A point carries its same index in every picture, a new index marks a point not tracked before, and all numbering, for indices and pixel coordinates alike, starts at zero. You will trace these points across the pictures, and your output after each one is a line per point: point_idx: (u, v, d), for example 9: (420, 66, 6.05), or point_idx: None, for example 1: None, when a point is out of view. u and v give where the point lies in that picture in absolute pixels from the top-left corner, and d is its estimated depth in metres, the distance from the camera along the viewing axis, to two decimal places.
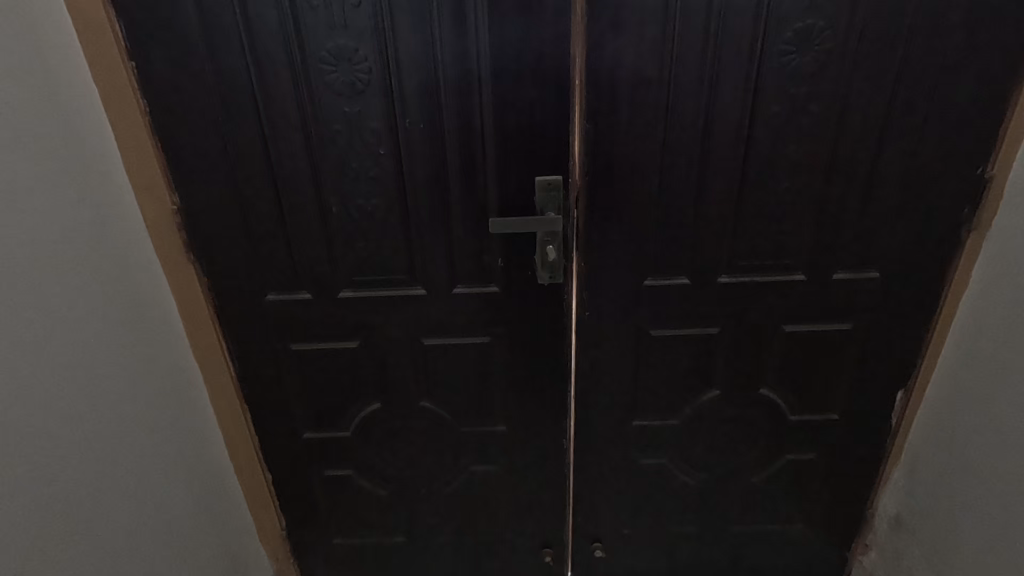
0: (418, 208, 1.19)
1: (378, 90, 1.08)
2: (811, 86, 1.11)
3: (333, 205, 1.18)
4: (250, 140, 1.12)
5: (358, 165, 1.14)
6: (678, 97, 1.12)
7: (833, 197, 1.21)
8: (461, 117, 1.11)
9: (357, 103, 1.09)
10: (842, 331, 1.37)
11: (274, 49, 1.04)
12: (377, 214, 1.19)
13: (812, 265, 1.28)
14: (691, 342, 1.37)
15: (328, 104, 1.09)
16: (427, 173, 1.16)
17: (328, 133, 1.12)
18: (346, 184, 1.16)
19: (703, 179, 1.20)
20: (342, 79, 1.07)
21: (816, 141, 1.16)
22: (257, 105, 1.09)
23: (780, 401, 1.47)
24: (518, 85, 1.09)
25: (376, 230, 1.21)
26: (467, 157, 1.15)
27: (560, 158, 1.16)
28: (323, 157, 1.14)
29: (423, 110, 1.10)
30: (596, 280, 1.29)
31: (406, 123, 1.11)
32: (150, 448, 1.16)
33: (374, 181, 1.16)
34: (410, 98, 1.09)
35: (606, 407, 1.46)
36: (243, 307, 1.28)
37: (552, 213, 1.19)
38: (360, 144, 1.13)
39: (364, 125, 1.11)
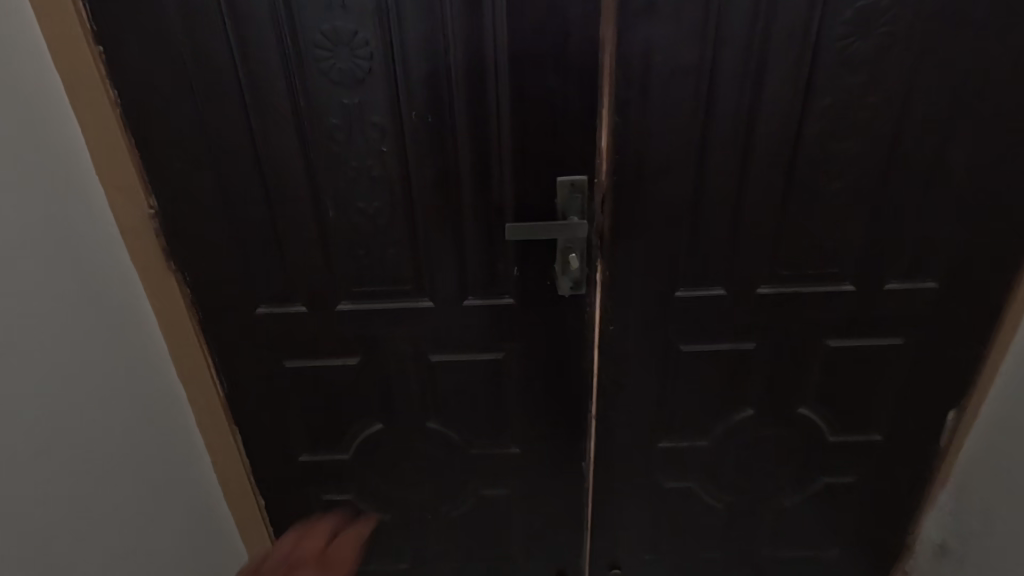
0: (425, 212, 1.07)
1: (380, 79, 0.95)
2: (870, 75, 0.98)
3: (329, 209, 1.05)
4: (236, 136, 0.99)
5: (358, 163, 1.01)
6: (719, 87, 0.99)
7: (889, 199, 1.08)
8: (474, 110, 0.99)
9: (356, 94, 0.96)
10: (890, 346, 1.24)
11: (262, 32, 0.91)
12: (379, 220, 1.07)
13: (861, 274, 1.16)
14: (723, 358, 1.25)
15: (323, 94, 0.96)
16: (435, 173, 1.03)
17: (323, 128, 0.99)
18: (344, 184, 1.03)
19: (744, 179, 1.07)
20: (338, 65, 0.94)
21: (873, 136, 1.03)
22: (244, 97, 0.96)
23: (820, 421, 1.34)
24: (539, 73, 0.96)
25: (378, 236, 1.08)
26: (480, 155, 1.02)
27: (584, 157, 1.04)
28: (318, 154, 1.01)
29: (431, 101, 0.97)
30: (622, 291, 1.17)
31: (413, 116, 0.98)
32: (131, 477, 1.04)
33: (376, 182, 1.03)
34: (416, 87, 0.96)
35: (628, 427, 1.34)
36: (231, 322, 1.16)
37: (575, 218, 1.07)
38: (359, 140, 1.00)
39: (365, 118, 0.98)
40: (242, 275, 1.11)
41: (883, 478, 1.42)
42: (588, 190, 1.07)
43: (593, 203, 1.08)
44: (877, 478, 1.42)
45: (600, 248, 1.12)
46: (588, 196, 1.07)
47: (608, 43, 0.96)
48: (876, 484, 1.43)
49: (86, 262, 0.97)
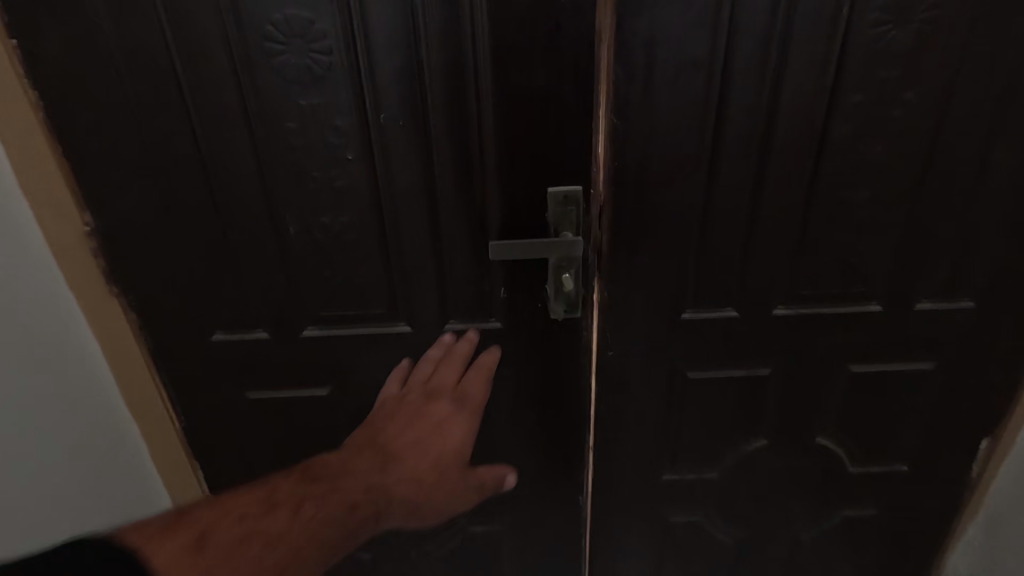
0: (399, 228, 0.94)
1: (342, 76, 0.82)
2: (907, 70, 0.85)
3: (290, 224, 0.93)
4: (178, 142, 0.86)
5: (321, 172, 0.89)
6: (733, 86, 0.87)
7: (923, 210, 0.96)
8: (452, 112, 0.86)
9: (316, 94, 0.83)
10: (920, 370, 1.12)
11: (203, 21, 0.79)
12: (347, 236, 0.94)
13: (890, 292, 1.04)
14: (735, 384, 1.13)
15: (277, 94, 0.83)
16: (409, 183, 0.91)
17: (279, 133, 0.86)
18: (306, 197, 0.91)
19: (760, 189, 0.94)
20: (293, 60, 0.81)
21: (907, 139, 0.90)
22: (185, 98, 0.83)
23: (841, 451, 1.22)
24: (526, 69, 0.84)
25: (347, 254, 0.96)
26: (459, 162, 0.90)
27: (578, 165, 0.91)
28: (274, 163, 0.88)
29: (403, 102, 0.85)
30: (622, 313, 1.04)
31: (382, 119, 0.86)
32: (20, 485, 0.87)
33: (342, 194, 0.91)
34: (385, 86, 0.84)
35: (630, 458, 1.22)
36: (185, 349, 1.04)
37: (570, 234, 0.94)
38: (321, 147, 0.87)
39: (327, 122, 0.85)
40: (194, 298, 0.99)
41: (908, 510, 1.30)
42: (583, 202, 0.94)
43: (589, 216, 0.96)
44: (902, 510, 1.30)
45: (597, 265, 1.01)
46: (584, 209, 0.95)
47: (605, 35, 0.83)
48: (900, 516, 1.31)
49: (3, 291, 0.85)
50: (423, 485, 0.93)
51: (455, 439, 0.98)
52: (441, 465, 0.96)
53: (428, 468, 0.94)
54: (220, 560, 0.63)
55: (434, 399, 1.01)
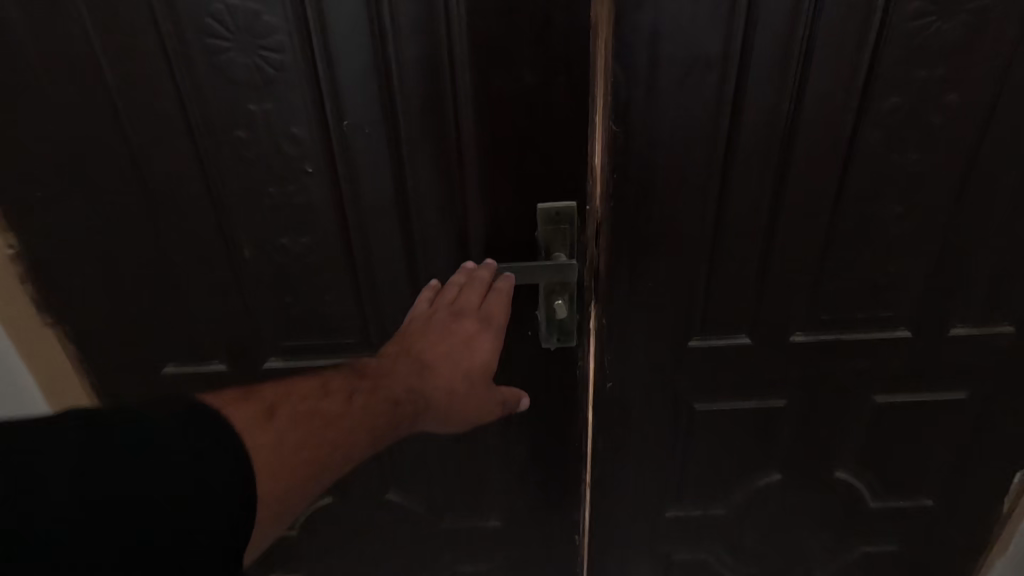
0: (370, 248, 0.83)
1: (298, 77, 0.71)
2: (951, 69, 0.74)
3: (244, 245, 0.82)
4: (110, 151, 0.75)
5: (277, 186, 0.78)
6: (750, 87, 0.76)
7: (962, 227, 0.85)
8: (427, 118, 0.75)
9: (268, 98, 0.72)
10: (951, 400, 1.01)
11: (130, 12, 0.67)
12: (311, 257, 0.83)
13: (921, 316, 0.93)
14: (747, 416, 1.02)
15: (223, 99, 0.72)
16: (379, 199, 0.80)
17: (227, 144, 0.75)
18: (262, 215, 0.80)
19: (779, 203, 0.83)
20: (239, 59, 0.70)
21: (946, 147, 0.79)
22: (115, 101, 0.72)
23: (862, 485, 1.11)
24: (511, 69, 0.72)
25: (312, 278, 0.85)
26: (437, 175, 0.79)
27: (572, 178, 0.80)
28: (223, 176, 0.77)
29: (370, 107, 0.74)
30: (621, 340, 0.94)
31: (345, 126, 0.75)
32: None
33: (303, 210, 0.79)
34: (347, 89, 0.72)
35: (631, 494, 1.11)
36: (132, 382, 0.92)
37: (562, 256, 0.83)
38: (277, 159, 0.76)
39: (282, 130, 0.74)
40: (139, 326, 0.88)
41: (933, 546, 1.19)
42: (578, 219, 0.83)
43: (585, 234, 0.85)
44: (926, 546, 1.19)
45: (594, 288, 0.90)
46: (578, 227, 0.84)
47: (602, 31, 0.73)
48: (924, 552, 1.21)
49: None
50: (456, 402, 0.77)
51: (481, 363, 0.78)
52: (472, 388, 0.78)
53: (461, 385, 0.77)
54: (287, 431, 0.58)
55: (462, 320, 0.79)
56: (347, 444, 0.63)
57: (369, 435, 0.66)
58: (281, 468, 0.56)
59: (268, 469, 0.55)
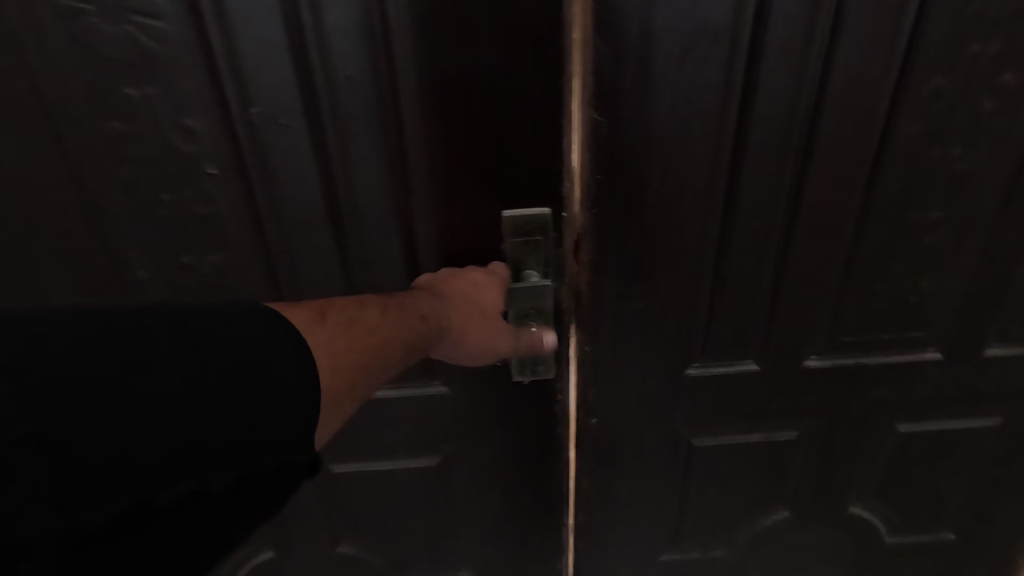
0: (298, 267, 0.68)
1: (184, 50, 0.55)
2: (1011, 41, 0.60)
3: (137, 266, 0.66)
4: None
5: (172, 192, 0.62)
6: (763, 65, 0.61)
7: (1010, 232, 0.72)
8: (359, 106, 0.59)
9: (148, 78, 0.56)
10: (982, 428, 0.89)
11: None
12: (224, 280, 0.68)
13: (954, 336, 0.80)
14: (752, 450, 0.89)
15: (88, 80, 0.55)
16: (305, 208, 0.64)
17: (101, 139, 0.58)
18: (156, 228, 0.63)
19: (796, 207, 0.69)
20: (101, 26, 0.53)
21: (996, 139, 0.66)
22: None
23: (879, 521, 0.99)
24: (465, 41, 0.57)
25: (228, 304, 0.69)
26: (377, 177, 0.63)
27: (544, 181, 0.65)
28: (100, 180, 0.60)
29: (284, 91, 0.58)
30: (607, 368, 0.80)
31: (253, 114, 0.58)
32: None
33: (209, 221, 0.64)
34: (252, 67, 0.56)
35: (621, 537, 0.97)
36: None
37: (534, 274, 0.69)
38: (168, 157, 0.60)
39: (172, 121, 0.58)
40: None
41: None
42: (553, 230, 0.69)
43: (562, 248, 0.71)
44: None
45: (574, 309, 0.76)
46: (554, 239, 0.69)
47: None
48: None
49: None
50: (475, 335, 0.65)
51: (494, 298, 0.67)
52: (488, 320, 0.66)
53: (478, 319, 0.65)
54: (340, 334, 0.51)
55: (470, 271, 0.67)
56: (392, 351, 0.55)
57: (407, 345, 0.57)
58: (340, 361, 0.49)
59: (325, 360, 0.48)
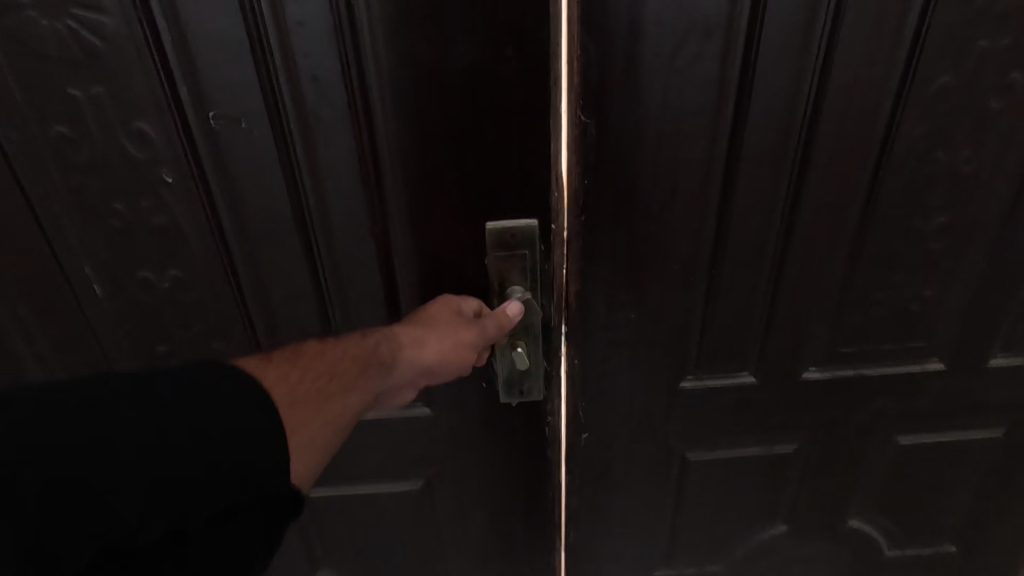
0: (265, 279, 0.64)
1: (134, 49, 0.52)
2: (1019, 39, 0.57)
3: (93, 277, 0.63)
4: None
5: (127, 200, 0.59)
6: (759, 66, 0.57)
7: (1017, 241, 0.69)
8: (325, 111, 0.56)
9: (95, 79, 0.53)
10: (983, 438, 0.86)
11: None
12: (187, 292, 0.64)
13: (957, 346, 0.77)
14: (749, 464, 0.86)
15: (33, 81, 0.53)
16: (268, 216, 0.61)
17: (49, 144, 0.55)
18: (113, 237, 0.60)
19: (795, 214, 0.66)
20: (42, 23, 0.50)
21: (1003, 142, 0.62)
22: None
23: (878, 534, 0.96)
24: (440, 39, 0.53)
25: (193, 317, 0.66)
26: (348, 186, 0.59)
27: (528, 191, 0.61)
28: (52, 187, 0.57)
29: (242, 95, 0.54)
30: (598, 384, 0.76)
31: (211, 118, 0.55)
32: None
33: (168, 231, 0.60)
34: (206, 66, 0.53)
35: (612, 554, 0.94)
36: None
37: (518, 291, 0.64)
38: (121, 163, 0.57)
39: (123, 124, 0.55)
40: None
41: None
42: (541, 244, 0.65)
43: (551, 262, 0.67)
44: None
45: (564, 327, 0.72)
46: (542, 254, 0.65)
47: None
48: None
49: None
50: (434, 334, 0.58)
51: (448, 302, 0.62)
52: (445, 320, 0.60)
53: (435, 322, 0.60)
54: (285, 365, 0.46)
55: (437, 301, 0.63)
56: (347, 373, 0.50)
57: (360, 362, 0.52)
58: (292, 395, 0.44)
59: (276, 396, 0.43)
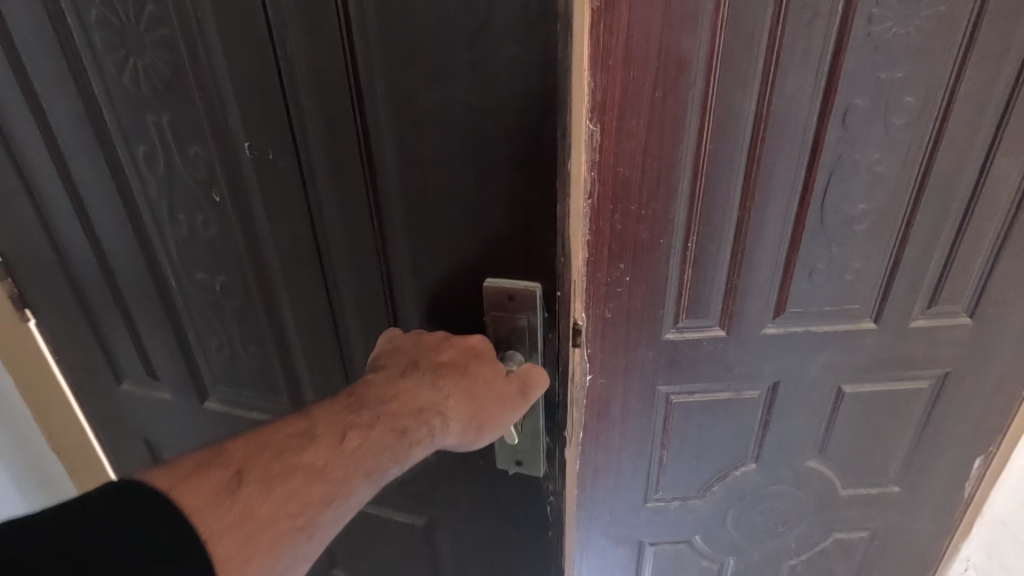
0: (291, 295, 0.67)
1: (188, 87, 0.58)
2: (907, 71, 0.78)
3: (168, 273, 0.74)
4: (49, 168, 0.72)
5: (187, 213, 0.68)
6: (719, 87, 0.79)
7: (922, 221, 0.89)
8: (332, 144, 0.55)
9: (163, 108, 0.61)
10: (914, 389, 1.05)
11: (26, 24, 0.62)
12: (230, 292, 0.72)
13: (887, 308, 0.96)
14: (721, 407, 1.05)
15: (120, 107, 0.63)
16: (289, 237, 0.63)
17: (138, 161, 0.66)
18: (183, 240, 0.70)
19: (747, 202, 0.87)
20: (129, 67, 0.60)
21: (906, 147, 0.83)
22: (39, 114, 0.68)
23: (833, 474, 1.15)
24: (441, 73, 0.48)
25: (236, 316, 0.73)
26: (353, 216, 0.58)
27: (534, 239, 0.54)
28: (142, 196, 0.69)
29: (265, 125, 0.57)
30: (597, 334, 0.97)
31: (244, 148, 0.59)
32: None
33: (217, 240, 0.68)
34: (237, 100, 0.56)
35: (611, 484, 1.14)
36: (97, 392, 0.93)
37: (513, 355, 0.58)
38: (187, 181, 0.65)
39: (181, 149, 0.63)
40: (100, 340, 0.86)
41: (906, 530, 1.23)
42: (544, 310, 0.57)
43: (556, 331, 0.58)
44: (899, 530, 1.23)
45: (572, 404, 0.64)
46: (545, 323, 0.57)
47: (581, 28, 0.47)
48: (895, 536, 1.24)
49: None
50: (483, 411, 0.53)
51: (495, 367, 0.55)
52: (492, 388, 0.54)
53: (483, 393, 0.53)
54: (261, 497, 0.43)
55: (480, 355, 0.55)
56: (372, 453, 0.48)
57: (369, 478, 0.48)
58: (255, 537, 0.42)
59: (232, 541, 0.41)
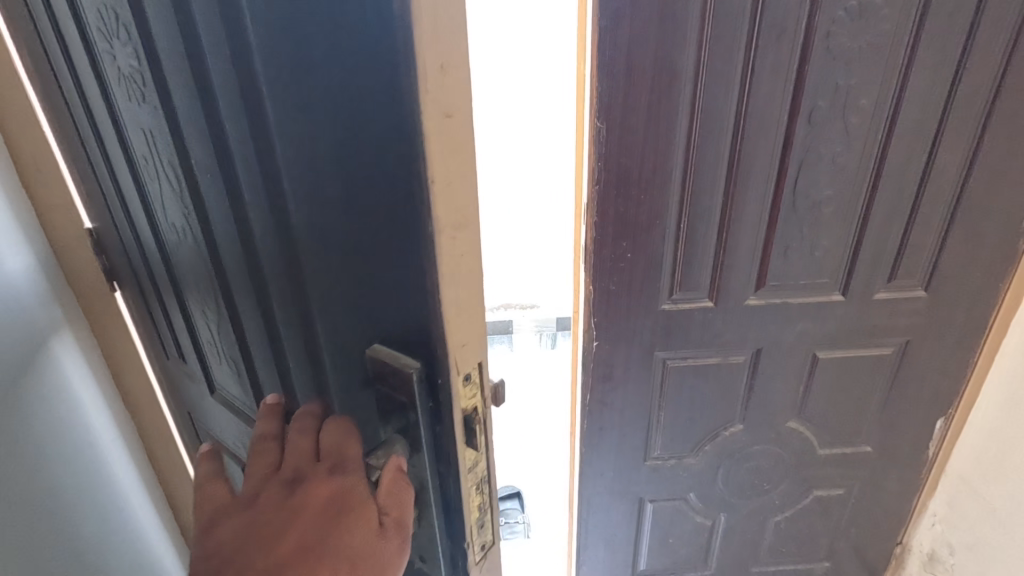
0: (249, 328, 0.59)
1: (152, 98, 0.53)
2: (859, 80, 0.94)
3: (172, 275, 0.73)
4: (103, 167, 0.76)
5: (172, 223, 0.64)
6: (703, 92, 0.95)
7: (880, 205, 1.04)
8: (248, 172, 0.44)
9: (143, 118, 0.57)
10: (881, 355, 1.20)
11: (70, 28, 0.63)
12: (210, 310, 0.66)
13: (851, 282, 1.11)
14: (711, 371, 1.20)
15: (124, 114, 0.62)
16: (238, 268, 0.54)
17: (139, 166, 0.65)
18: (175, 245, 0.67)
19: (731, 186, 1.02)
20: (121, 71, 0.57)
21: (863, 141, 0.99)
22: (90, 116, 0.71)
23: (812, 434, 1.30)
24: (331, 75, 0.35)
25: (221, 335, 0.68)
26: (275, 255, 0.47)
27: (413, 305, 0.39)
28: (148, 200, 0.68)
29: (202, 140, 0.48)
30: (603, 304, 1.12)
31: (196, 166, 0.51)
32: None
33: (195, 254, 0.63)
34: (184, 117, 0.49)
35: (615, 443, 1.29)
36: (160, 363, 0.99)
37: (395, 444, 0.44)
38: (169, 192, 0.61)
39: (160, 160, 0.59)
40: (154, 323, 0.91)
41: (879, 486, 1.38)
42: (427, 399, 0.41)
43: (445, 425, 0.42)
44: (873, 486, 1.38)
45: (476, 507, 0.48)
46: (427, 413, 0.42)
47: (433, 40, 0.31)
48: (869, 493, 1.39)
49: None
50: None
51: (359, 526, 0.42)
52: (357, 555, 0.41)
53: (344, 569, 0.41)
54: None
55: (334, 520, 0.42)
56: None
57: None
58: None
59: None
